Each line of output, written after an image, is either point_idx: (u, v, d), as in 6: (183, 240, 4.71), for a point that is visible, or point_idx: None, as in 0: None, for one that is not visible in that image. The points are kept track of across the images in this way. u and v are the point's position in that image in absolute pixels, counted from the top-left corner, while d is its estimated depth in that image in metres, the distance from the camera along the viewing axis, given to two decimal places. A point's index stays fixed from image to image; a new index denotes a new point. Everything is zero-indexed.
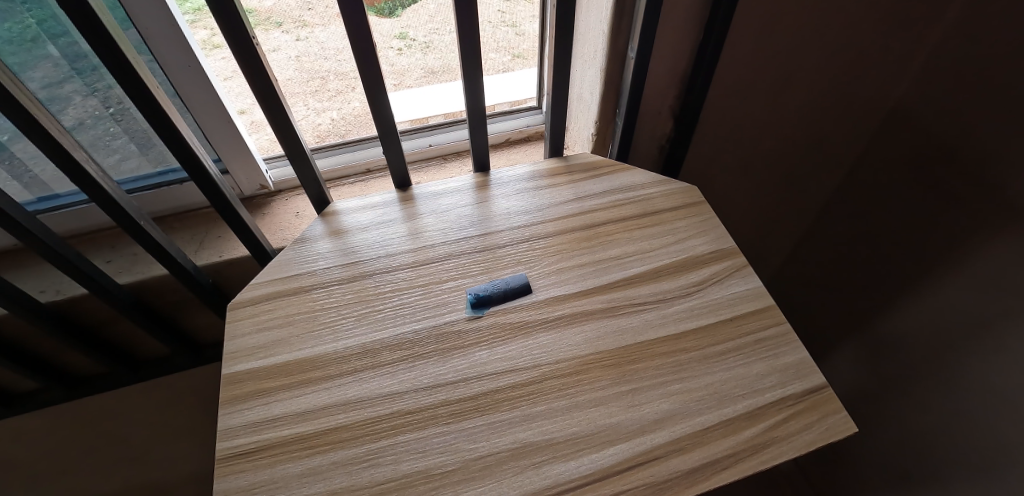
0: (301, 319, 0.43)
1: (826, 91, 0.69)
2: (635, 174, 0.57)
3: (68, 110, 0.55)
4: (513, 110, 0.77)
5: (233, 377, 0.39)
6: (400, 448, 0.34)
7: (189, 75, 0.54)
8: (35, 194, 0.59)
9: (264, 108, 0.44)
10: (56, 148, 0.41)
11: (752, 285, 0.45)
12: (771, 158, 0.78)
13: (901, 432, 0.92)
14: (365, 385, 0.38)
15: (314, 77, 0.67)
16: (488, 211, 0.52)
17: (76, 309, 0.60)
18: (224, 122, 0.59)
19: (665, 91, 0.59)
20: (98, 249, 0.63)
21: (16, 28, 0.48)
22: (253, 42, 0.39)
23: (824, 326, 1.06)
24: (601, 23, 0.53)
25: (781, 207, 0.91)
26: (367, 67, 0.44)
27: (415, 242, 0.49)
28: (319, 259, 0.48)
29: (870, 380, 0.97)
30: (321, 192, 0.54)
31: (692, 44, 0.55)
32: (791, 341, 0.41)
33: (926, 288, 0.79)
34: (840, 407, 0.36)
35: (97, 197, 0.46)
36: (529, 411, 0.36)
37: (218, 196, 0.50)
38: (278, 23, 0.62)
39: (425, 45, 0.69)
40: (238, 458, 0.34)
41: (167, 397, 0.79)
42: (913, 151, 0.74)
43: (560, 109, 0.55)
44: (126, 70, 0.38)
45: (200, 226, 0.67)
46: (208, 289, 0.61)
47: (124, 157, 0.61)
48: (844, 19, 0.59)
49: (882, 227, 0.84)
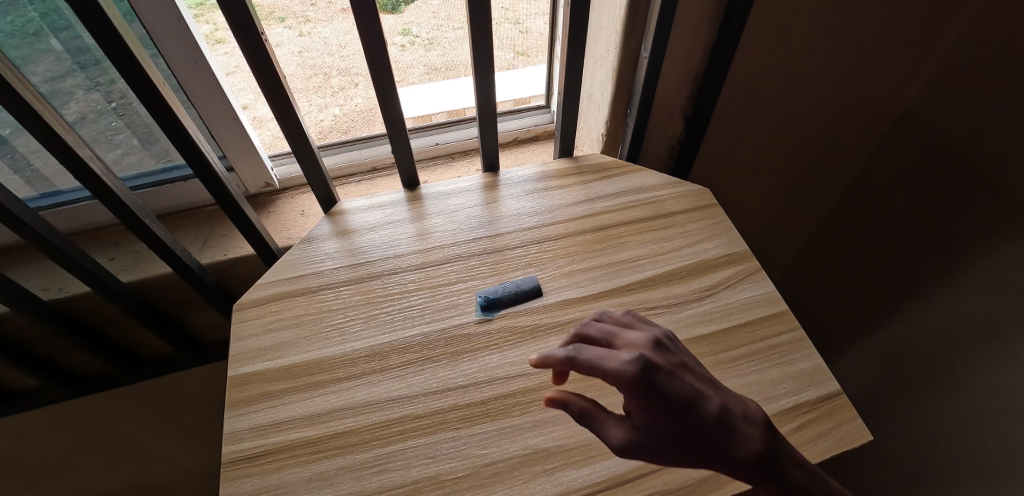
0: (309, 321, 0.43)
1: (840, 92, 0.68)
2: (647, 176, 0.56)
3: (69, 105, 0.54)
4: (518, 108, 0.75)
5: (239, 380, 0.39)
6: (410, 453, 0.34)
7: (195, 72, 0.53)
8: (38, 190, 0.59)
9: (271, 104, 0.44)
10: (59, 146, 0.40)
11: (766, 289, 0.44)
12: (781, 162, 0.77)
13: (910, 436, 0.91)
14: (374, 389, 0.37)
15: (317, 73, 0.66)
16: (497, 211, 0.52)
17: (78, 307, 0.59)
18: (229, 119, 0.58)
19: (678, 92, 0.58)
20: (100, 247, 0.62)
21: (18, 21, 0.47)
22: (261, 37, 0.38)
23: (833, 329, 1.05)
24: (614, 23, 0.52)
25: (790, 210, 0.90)
26: (377, 64, 0.44)
27: (424, 242, 0.49)
28: (326, 259, 0.48)
29: (878, 384, 0.96)
30: (329, 191, 0.53)
31: (706, 45, 0.54)
32: (805, 346, 0.40)
33: (935, 291, 0.78)
34: (855, 415, 0.36)
35: (100, 194, 0.45)
36: (541, 417, 0.35)
37: (223, 193, 0.49)
38: (280, 18, 0.62)
39: (427, 42, 0.69)
40: (245, 462, 0.34)
41: (169, 396, 0.78)
42: (925, 154, 0.73)
43: (570, 109, 0.54)
44: (132, 65, 0.37)
45: (204, 224, 0.66)
46: (211, 288, 0.60)
47: (125, 152, 0.61)
48: (858, 21, 0.58)
49: (893, 228, 0.82)
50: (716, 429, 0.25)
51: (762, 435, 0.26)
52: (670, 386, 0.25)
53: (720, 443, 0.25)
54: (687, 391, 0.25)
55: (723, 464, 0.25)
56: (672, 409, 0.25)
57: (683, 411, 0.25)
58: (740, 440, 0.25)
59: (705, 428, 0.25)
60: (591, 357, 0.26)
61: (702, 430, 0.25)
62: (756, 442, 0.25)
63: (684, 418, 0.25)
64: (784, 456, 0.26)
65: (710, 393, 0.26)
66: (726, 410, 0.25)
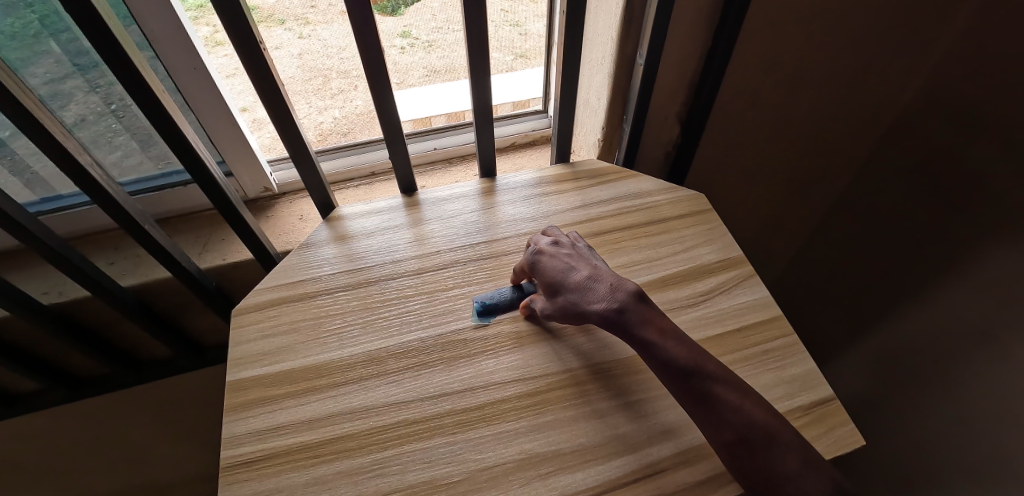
0: (306, 326, 0.43)
1: (836, 96, 0.68)
2: (642, 181, 0.56)
3: (69, 107, 0.55)
4: (516, 113, 0.76)
5: (238, 384, 0.39)
6: (406, 458, 0.34)
7: (194, 77, 0.53)
8: (39, 195, 0.59)
9: (268, 109, 0.44)
10: (59, 151, 0.40)
11: (759, 295, 0.45)
12: (777, 165, 0.77)
13: (903, 439, 0.91)
14: (371, 394, 0.38)
15: (316, 75, 0.66)
16: (494, 217, 0.52)
17: (78, 311, 0.60)
18: (228, 123, 0.58)
19: (673, 98, 0.59)
20: (100, 251, 0.63)
21: (18, 24, 0.47)
22: (258, 42, 0.39)
23: (829, 332, 1.06)
24: (610, 29, 0.52)
25: (787, 213, 0.90)
26: (374, 68, 0.44)
27: (421, 248, 0.49)
28: (324, 265, 0.48)
29: (872, 387, 0.97)
30: (327, 196, 0.54)
31: (701, 51, 0.54)
32: (798, 351, 0.40)
33: (930, 294, 0.78)
34: (847, 420, 0.36)
35: (100, 199, 0.45)
36: (536, 422, 0.36)
37: (222, 198, 0.50)
38: (280, 20, 0.62)
39: (428, 44, 0.70)
40: (244, 467, 0.34)
41: (168, 399, 0.79)
42: (922, 158, 0.74)
43: (567, 114, 0.54)
44: (129, 70, 0.37)
45: (204, 228, 0.67)
46: (210, 292, 0.61)
47: (124, 155, 0.61)
48: (852, 26, 0.58)
49: (889, 231, 0.83)
50: (575, 292, 0.38)
51: (622, 299, 0.36)
52: (554, 264, 0.40)
53: (582, 296, 0.37)
54: (568, 269, 0.39)
55: (586, 313, 0.37)
56: (553, 277, 0.39)
57: (563, 276, 0.39)
58: (594, 295, 0.37)
59: (567, 290, 0.38)
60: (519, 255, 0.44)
61: (571, 289, 0.38)
62: (613, 302, 0.36)
63: (554, 284, 0.39)
64: (639, 317, 0.35)
65: (587, 271, 0.39)
66: (589, 279, 0.38)
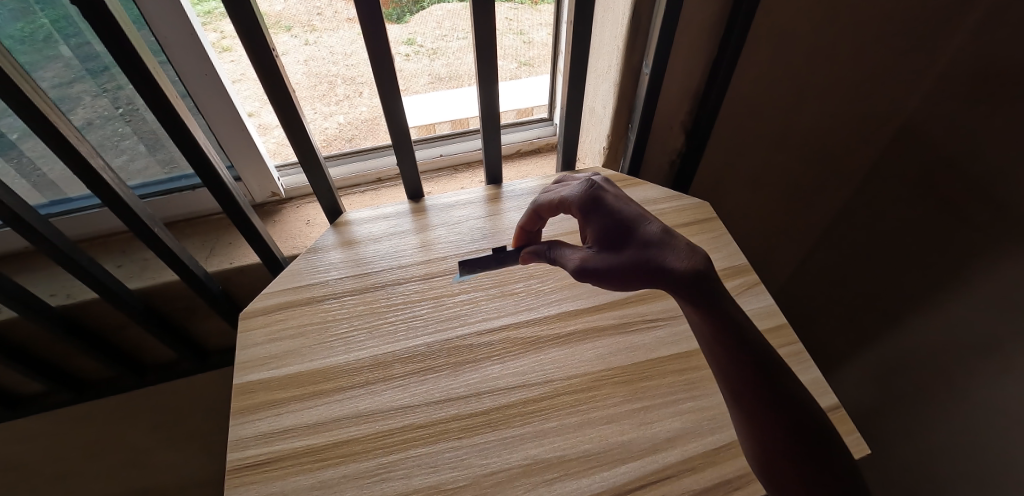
0: (313, 330, 0.43)
1: (839, 106, 0.69)
2: (648, 189, 0.57)
3: (77, 110, 0.55)
4: (520, 121, 0.77)
5: (245, 387, 0.39)
6: (411, 462, 0.34)
7: (206, 83, 0.54)
8: (48, 197, 0.60)
9: (278, 113, 0.44)
10: (71, 154, 0.41)
11: (764, 303, 0.45)
12: (780, 174, 0.78)
13: (910, 449, 0.90)
14: (377, 398, 0.38)
15: (321, 81, 0.67)
16: (500, 224, 0.53)
17: (85, 312, 0.60)
18: (237, 128, 0.59)
19: (678, 107, 0.59)
20: (108, 253, 0.63)
21: (28, 28, 0.48)
22: (269, 47, 0.39)
23: (833, 341, 1.05)
24: (616, 38, 0.53)
25: (790, 223, 0.91)
26: (383, 74, 0.44)
27: (427, 254, 0.50)
28: (330, 269, 0.48)
29: (876, 396, 0.96)
30: (335, 202, 0.54)
31: (706, 61, 0.55)
32: (803, 359, 0.41)
33: (934, 304, 0.78)
34: (853, 429, 0.36)
35: (111, 202, 0.46)
36: (541, 427, 0.36)
37: (231, 202, 0.50)
38: (287, 27, 0.62)
39: (432, 52, 0.70)
40: (250, 469, 0.34)
41: (172, 402, 0.79)
42: (925, 168, 0.74)
43: (573, 122, 0.55)
44: (144, 76, 0.38)
45: (211, 232, 0.67)
46: (217, 296, 0.61)
47: (131, 158, 0.61)
48: (855, 37, 0.59)
49: (893, 241, 0.83)
50: (651, 241, 0.32)
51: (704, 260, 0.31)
52: (620, 210, 0.35)
53: (659, 248, 0.32)
54: (638, 218, 0.34)
55: (662, 267, 0.31)
56: (616, 223, 0.34)
57: (629, 224, 0.34)
58: (674, 249, 0.31)
59: (639, 238, 0.33)
60: (559, 192, 0.38)
61: (644, 239, 0.32)
62: (697, 260, 0.31)
63: (620, 228, 0.33)
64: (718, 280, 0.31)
65: (658, 223, 0.34)
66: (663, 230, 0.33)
